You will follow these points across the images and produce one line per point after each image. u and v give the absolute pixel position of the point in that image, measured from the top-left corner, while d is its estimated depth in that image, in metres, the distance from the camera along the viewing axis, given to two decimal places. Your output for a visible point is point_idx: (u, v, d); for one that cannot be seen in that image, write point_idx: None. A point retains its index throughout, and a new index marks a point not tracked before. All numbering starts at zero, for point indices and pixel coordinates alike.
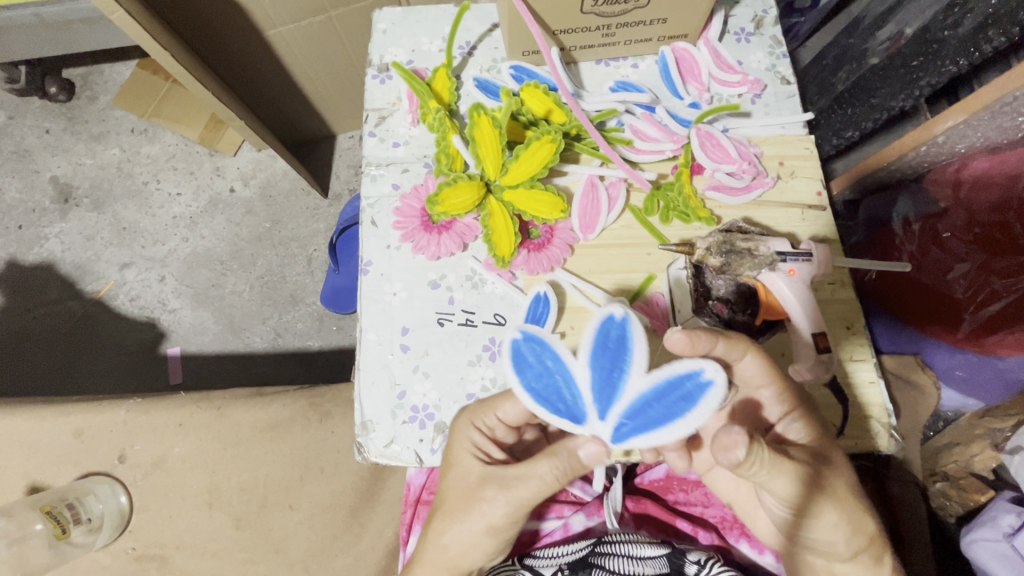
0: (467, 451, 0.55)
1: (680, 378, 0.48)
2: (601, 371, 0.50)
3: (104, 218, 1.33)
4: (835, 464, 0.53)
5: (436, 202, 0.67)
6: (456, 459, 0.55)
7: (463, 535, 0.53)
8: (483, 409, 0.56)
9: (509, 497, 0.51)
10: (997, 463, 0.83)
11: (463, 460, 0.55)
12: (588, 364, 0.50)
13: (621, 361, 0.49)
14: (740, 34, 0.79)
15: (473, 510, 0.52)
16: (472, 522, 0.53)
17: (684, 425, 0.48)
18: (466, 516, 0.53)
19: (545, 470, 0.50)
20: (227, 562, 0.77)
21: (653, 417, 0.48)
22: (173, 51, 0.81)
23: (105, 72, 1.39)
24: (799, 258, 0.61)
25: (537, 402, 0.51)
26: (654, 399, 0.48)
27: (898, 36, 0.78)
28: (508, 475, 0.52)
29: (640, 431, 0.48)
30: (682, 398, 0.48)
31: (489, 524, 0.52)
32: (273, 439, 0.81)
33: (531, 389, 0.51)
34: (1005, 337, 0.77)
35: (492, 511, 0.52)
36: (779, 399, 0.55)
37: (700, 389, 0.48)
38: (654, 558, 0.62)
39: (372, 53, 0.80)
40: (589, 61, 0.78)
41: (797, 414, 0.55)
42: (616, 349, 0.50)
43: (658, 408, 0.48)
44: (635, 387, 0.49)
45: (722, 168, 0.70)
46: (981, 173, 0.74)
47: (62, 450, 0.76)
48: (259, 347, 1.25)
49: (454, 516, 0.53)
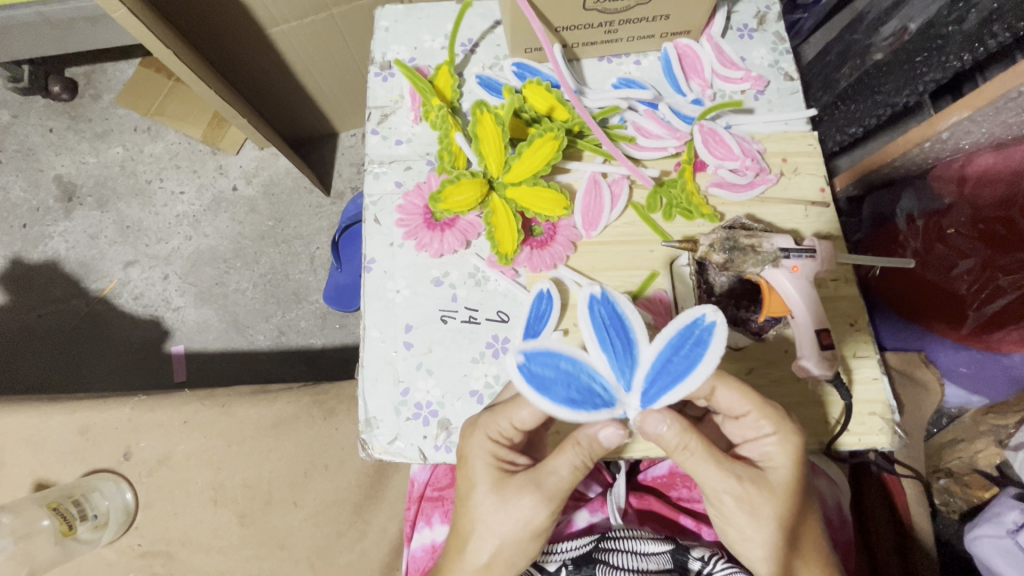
0: (486, 463, 0.54)
1: (685, 328, 0.51)
2: (612, 349, 0.52)
3: (108, 216, 1.34)
4: (794, 497, 0.52)
5: (439, 200, 0.66)
6: (476, 476, 0.54)
7: (506, 545, 0.52)
8: (492, 417, 0.54)
9: (546, 495, 0.51)
10: (1001, 459, 0.86)
11: (484, 473, 0.54)
12: (598, 348, 0.52)
13: (624, 333, 0.52)
14: (743, 30, 0.79)
15: (513, 516, 0.52)
16: (511, 529, 0.52)
17: (707, 367, 0.50)
18: (503, 523, 0.52)
19: (575, 456, 0.51)
20: (232, 558, 0.77)
21: (676, 370, 0.51)
22: (176, 49, 0.81)
23: (108, 71, 1.39)
24: (803, 255, 0.59)
25: (575, 407, 0.50)
26: (670, 353, 0.51)
27: (901, 31, 0.78)
28: (539, 474, 0.52)
29: (669, 386, 0.51)
30: (693, 345, 0.51)
31: (531, 528, 0.52)
32: (277, 435, 0.81)
33: (563, 399, 0.50)
34: (1010, 333, 0.77)
35: (533, 513, 0.51)
36: (757, 420, 0.52)
37: (707, 331, 0.51)
38: (657, 554, 0.62)
39: (374, 51, 0.80)
40: (591, 58, 0.78)
41: (778, 442, 0.52)
42: (615, 325, 0.52)
43: (677, 360, 0.51)
44: (646, 351, 0.51)
45: (725, 165, 0.70)
46: (986, 169, 0.74)
47: (67, 448, 0.77)
48: (262, 345, 1.26)
49: (490, 527, 0.52)
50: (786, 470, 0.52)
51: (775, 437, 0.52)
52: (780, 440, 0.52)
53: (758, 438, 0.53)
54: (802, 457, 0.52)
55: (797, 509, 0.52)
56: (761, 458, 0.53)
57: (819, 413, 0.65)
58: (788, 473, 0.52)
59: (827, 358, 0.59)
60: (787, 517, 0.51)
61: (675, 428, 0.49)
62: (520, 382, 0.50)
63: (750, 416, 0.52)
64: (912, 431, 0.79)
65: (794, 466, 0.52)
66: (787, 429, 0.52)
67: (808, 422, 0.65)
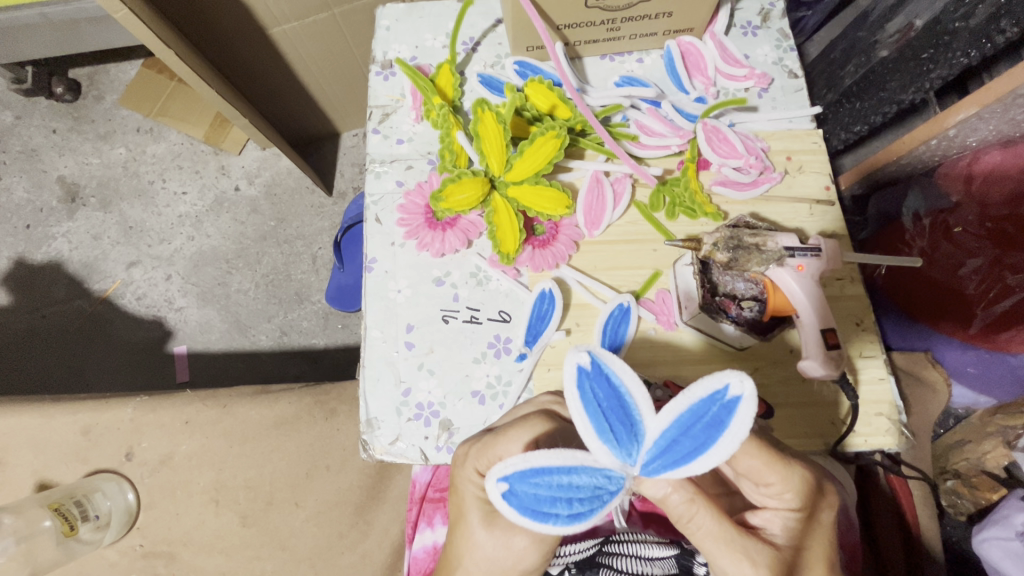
0: (475, 496, 0.52)
1: (700, 404, 0.40)
2: (610, 435, 0.41)
3: (111, 217, 1.34)
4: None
5: (441, 199, 0.65)
6: (467, 508, 0.52)
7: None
8: (482, 456, 0.51)
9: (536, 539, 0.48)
10: (1009, 461, 0.84)
11: (473, 507, 0.52)
12: (597, 440, 0.41)
13: (624, 412, 0.41)
14: (747, 28, 0.78)
15: (500, 554, 0.50)
16: (498, 566, 0.50)
17: (723, 451, 0.40)
18: (490, 559, 0.50)
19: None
20: (234, 559, 0.77)
21: (684, 452, 0.41)
22: (177, 50, 0.80)
23: (110, 72, 1.39)
24: (807, 254, 0.57)
25: (581, 518, 0.41)
26: (678, 433, 0.41)
27: (908, 28, 0.76)
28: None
29: (675, 469, 0.41)
30: (707, 424, 0.40)
31: (518, 568, 0.49)
32: (279, 436, 0.81)
33: (566, 514, 0.41)
34: (1018, 334, 0.76)
35: (523, 554, 0.49)
36: (782, 492, 0.48)
37: (727, 408, 0.40)
38: (662, 559, 0.61)
39: (375, 50, 0.79)
40: (594, 56, 0.78)
41: (797, 517, 0.49)
42: (612, 405, 0.41)
43: (687, 441, 0.41)
44: (650, 428, 0.41)
45: (729, 163, 0.69)
46: (993, 167, 0.73)
47: (70, 448, 0.77)
48: (265, 345, 1.26)
49: (478, 561, 0.51)
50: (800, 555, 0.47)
51: (795, 513, 0.48)
52: (800, 516, 0.49)
53: (775, 509, 0.49)
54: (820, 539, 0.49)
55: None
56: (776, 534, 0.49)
57: (824, 413, 0.64)
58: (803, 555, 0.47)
59: (833, 359, 0.57)
60: None
61: (682, 495, 0.44)
62: (511, 511, 0.41)
63: (773, 486, 0.48)
64: (919, 432, 0.78)
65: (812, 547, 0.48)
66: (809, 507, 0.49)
67: (814, 423, 0.64)
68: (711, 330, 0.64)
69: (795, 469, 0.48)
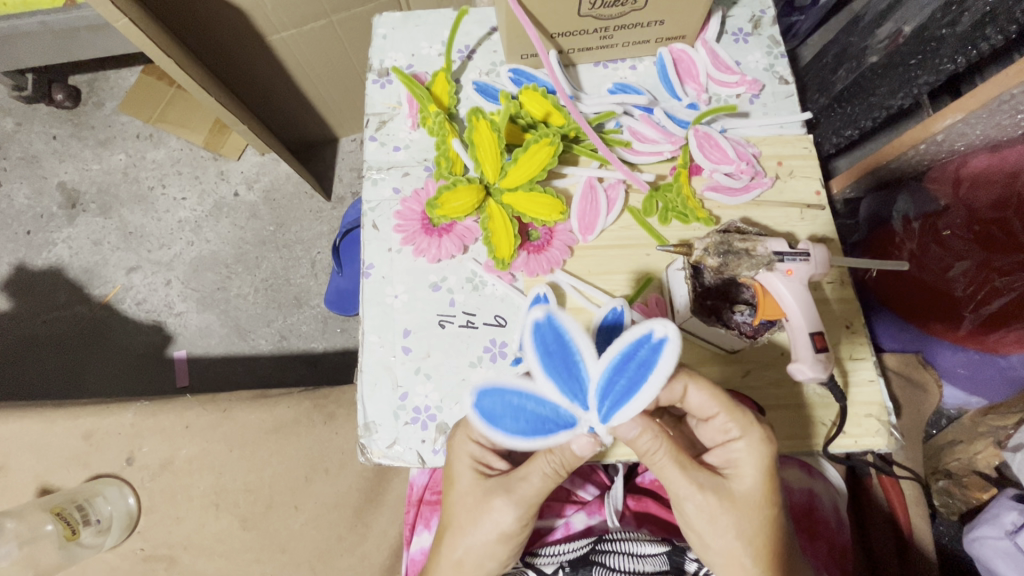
0: (467, 466, 0.54)
1: (632, 347, 0.49)
2: (557, 373, 0.50)
3: (111, 223, 1.35)
4: (757, 505, 0.50)
5: (436, 205, 0.67)
6: (455, 474, 0.55)
7: (476, 545, 0.53)
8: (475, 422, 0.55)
9: (516, 500, 0.51)
10: (999, 460, 0.86)
11: (462, 472, 0.54)
12: (543, 376, 0.50)
13: (569, 357, 0.50)
14: (738, 35, 0.79)
15: (481, 516, 0.52)
16: (481, 530, 0.52)
17: (654, 386, 0.49)
18: (472, 522, 0.53)
19: (545, 464, 0.50)
20: (234, 562, 0.78)
21: (623, 389, 0.49)
22: (176, 58, 0.82)
23: (110, 79, 1.40)
24: (796, 258, 0.58)
25: (526, 437, 0.51)
26: (615, 373, 0.50)
27: (896, 34, 0.77)
28: (511, 480, 0.52)
29: (618, 405, 0.49)
30: (640, 365, 0.49)
31: (499, 531, 0.52)
32: (279, 439, 0.82)
33: (514, 429, 0.51)
34: (1008, 333, 0.77)
35: (501, 517, 0.51)
36: (728, 426, 0.51)
37: (655, 349, 0.49)
38: (654, 556, 0.62)
39: (372, 58, 0.80)
40: (588, 64, 0.79)
41: (747, 447, 0.51)
42: (558, 348, 0.51)
43: (623, 380, 0.49)
44: (592, 371, 0.50)
45: (720, 169, 0.70)
46: (981, 171, 0.74)
47: (72, 453, 0.78)
48: (264, 349, 1.26)
49: (462, 526, 0.53)
50: (750, 479, 0.51)
51: (741, 442, 0.51)
52: (746, 446, 0.51)
53: (725, 443, 0.52)
54: (769, 469, 0.51)
55: (767, 519, 0.50)
56: (728, 464, 0.52)
57: (812, 415, 0.65)
58: (756, 481, 0.51)
59: (821, 361, 0.58)
60: (750, 529, 0.50)
61: (650, 433, 0.49)
62: (472, 418, 0.51)
63: (718, 418, 0.52)
64: (910, 432, 0.79)
65: (766, 473, 0.51)
66: (753, 433, 0.51)
67: (804, 424, 0.65)
68: (703, 334, 0.64)
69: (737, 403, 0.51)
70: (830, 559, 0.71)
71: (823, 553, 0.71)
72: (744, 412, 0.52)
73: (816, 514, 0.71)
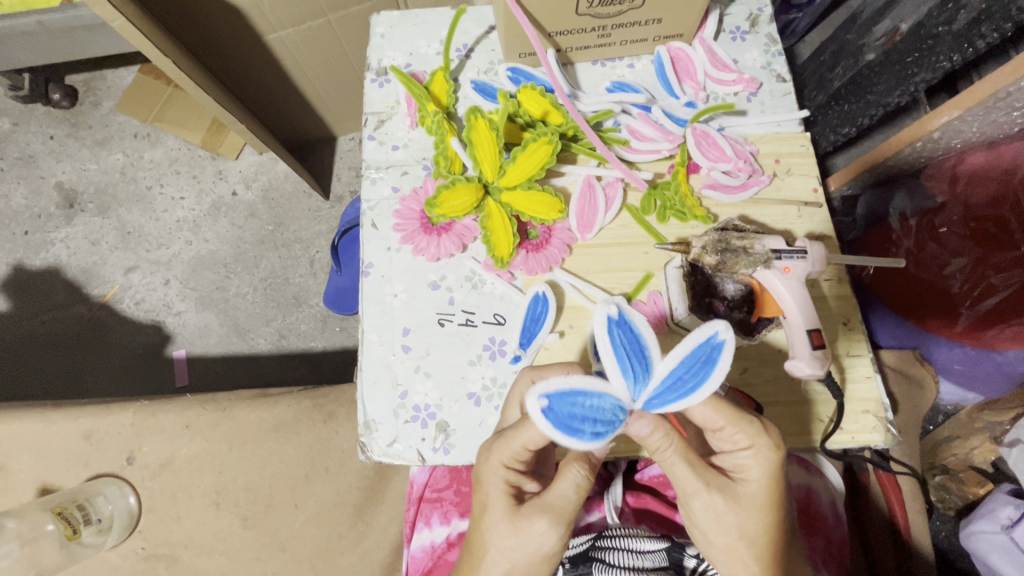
0: (500, 490, 0.52)
1: (696, 347, 0.48)
2: (628, 373, 0.47)
3: (109, 223, 1.35)
4: (761, 507, 0.51)
5: (435, 205, 0.67)
6: (488, 503, 0.53)
7: (517, 569, 0.51)
8: (502, 445, 0.52)
9: (557, 518, 0.51)
10: (996, 456, 0.85)
11: (496, 499, 0.52)
12: (617, 374, 0.47)
13: (641, 354, 0.48)
14: (735, 33, 0.80)
15: (522, 541, 0.51)
16: (523, 554, 0.51)
17: (712, 384, 0.48)
18: (513, 547, 0.51)
19: (576, 473, 0.51)
20: (235, 560, 0.78)
21: (686, 387, 0.48)
22: (174, 57, 0.82)
23: (107, 78, 1.40)
24: (794, 256, 0.58)
25: (601, 438, 0.46)
26: (683, 371, 0.48)
27: (892, 32, 0.78)
28: (548, 499, 0.51)
29: (678, 402, 0.48)
30: (703, 363, 0.48)
31: (541, 553, 0.51)
32: (279, 438, 0.82)
33: (592, 433, 0.46)
34: (1003, 330, 0.77)
35: (544, 538, 0.50)
36: (735, 435, 0.51)
37: (717, 349, 0.48)
38: (653, 551, 0.63)
39: (370, 57, 0.81)
40: (585, 62, 0.79)
41: (754, 455, 0.51)
42: (632, 346, 0.48)
43: (688, 377, 0.48)
44: (660, 369, 0.48)
45: (718, 167, 0.70)
46: (978, 167, 0.74)
47: (72, 453, 0.78)
48: (263, 349, 1.27)
49: (501, 553, 0.51)
50: (756, 484, 0.51)
51: (749, 451, 0.51)
52: (754, 454, 0.51)
53: (732, 450, 0.52)
54: (775, 476, 0.51)
55: (772, 521, 0.51)
56: (735, 469, 0.52)
57: (811, 412, 0.66)
58: (761, 486, 0.51)
59: (819, 358, 0.58)
60: (754, 530, 0.50)
61: (661, 431, 0.48)
62: (548, 426, 0.45)
63: (726, 428, 0.51)
64: (907, 428, 0.80)
65: (773, 477, 0.51)
66: (762, 443, 0.51)
67: (802, 421, 0.66)
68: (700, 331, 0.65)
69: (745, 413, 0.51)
70: (828, 554, 0.71)
71: (821, 551, 0.71)
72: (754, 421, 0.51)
73: (814, 510, 0.72)
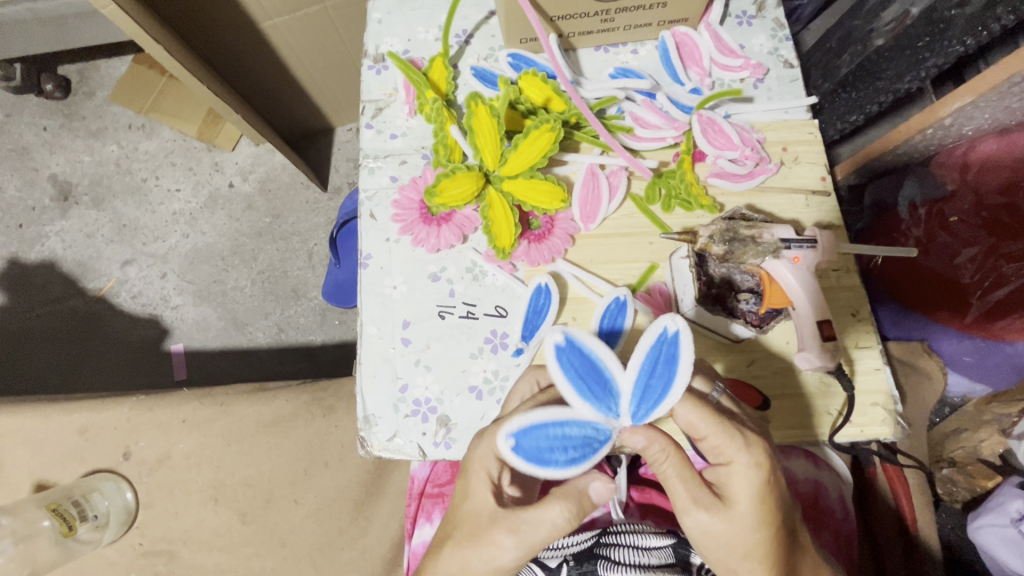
0: (483, 486, 0.51)
1: (653, 349, 0.48)
2: (590, 395, 0.49)
3: (104, 215, 1.33)
4: (750, 526, 0.48)
5: (435, 194, 0.65)
6: (470, 493, 0.51)
7: (467, 569, 0.50)
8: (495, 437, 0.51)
9: (522, 540, 0.49)
10: (1004, 448, 0.83)
11: (478, 492, 0.51)
12: (578, 400, 0.48)
13: (599, 374, 0.49)
14: (741, 17, 0.78)
15: (483, 546, 0.49)
16: (477, 558, 0.50)
17: (684, 379, 0.48)
18: (472, 547, 0.50)
19: (557, 513, 0.49)
20: (234, 556, 0.77)
21: (657, 392, 0.48)
22: (167, 44, 0.80)
23: (101, 68, 1.38)
24: (803, 245, 0.57)
25: (578, 462, 0.49)
26: (647, 377, 0.48)
27: (903, 16, 0.75)
28: (520, 516, 0.49)
29: (655, 408, 0.48)
30: (666, 363, 0.48)
31: (495, 564, 0.50)
32: (277, 433, 0.81)
33: (565, 458, 0.49)
34: (1015, 321, 0.76)
35: (502, 552, 0.49)
36: (720, 448, 0.49)
37: (674, 344, 0.48)
38: (659, 548, 0.62)
39: (367, 43, 0.79)
40: (588, 48, 0.77)
41: (738, 470, 0.48)
42: (586, 367, 0.49)
43: (656, 381, 0.48)
44: (622, 383, 0.49)
45: (724, 155, 0.69)
46: (989, 155, 0.73)
47: (67, 448, 0.76)
48: (262, 342, 1.25)
49: (462, 548, 0.50)
50: (745, 503, 0.48)
51: (732, 465, 0.48)
52: (738, 469, 0.48)
53: (719, 462, 0.50)
54: (763, 493, 0.48)
55: (765, 540, 0.49)
56: (724, 484, 0.49)
57: (818, 406, 0.64)
58: (750, 505, 0.48)
59: (829, 349, 0.57)
60: (746, 546, 0.49)
61: (658, 446, 0.48)
62: (520, 463, 0.48)
63: (710, 440, 0.49)
64: (914, 421, 0.79)
65: (763, 496, 0.48)
66: (745, 457, 0.48)
67: (808, 414, 0.64)
68: (705, 322, 0.64)
69: (731, 425, 0.48)
70: (835, 547, 0.71)
71: (830, 544, 0.71)
72: (741, 435, 0.48)
73: (821, 505, 0.71)
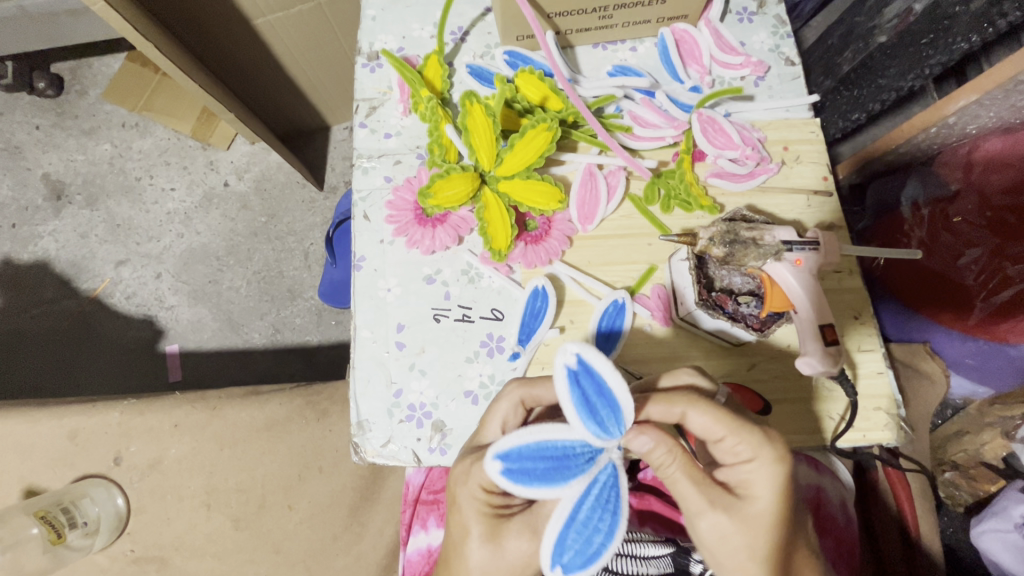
0: (479, 510, 0.49)
1: (577, 393, 0.44)
2: (566, 477, 0.45)
3: (97, 215, 1.31)
4: (767, 525, 0.47)
5: (429, 195, 0.64)
6: (467, 524, 0.49)
7: None
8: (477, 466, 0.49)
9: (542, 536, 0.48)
10: (1007, 452, 0.83)
11: (475, 521, 0.49)
12: (563, 490, 0.45)
13: (555, 458, 0.45)
14: (742, 14, 0.76)
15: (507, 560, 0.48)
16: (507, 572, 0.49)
17: (620, 388, 0.44)
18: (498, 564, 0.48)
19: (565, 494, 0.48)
20: (227, 563, 0.76)
21: (607, 417, 0.45)
22: (158, 42, 0.78)
23: (94, 65, 1.36)
24: (805, 248, 0.55)
25: (616, 525, 0.46)
26: (591, 416, 0.44)
27: (905, 13, 0.74)
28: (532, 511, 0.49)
29: (619, 425, 0.45)
30: (596, 391, 0.45)
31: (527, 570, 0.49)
32: (270, 437, 0.80)
33: (603, 534, 0.46)
34: (1017, 324, 0.73)
35: (529, 556, 0.48)
36: (738, 447, 0.47)
37: (588, 371, 0.44)
38: (657, 557, 0.61)
39: (361, 41, 0.77)
40: (586, 45, 0.76)
41: (757, 469, 0.47)
42: (543, 464, 0.45)
43: (602, 410, 0.44)
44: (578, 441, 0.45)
45: (724, 155, 0.67)
46: (994, 154, 0.72)
47: (56, 454, 0.75)
48: (258, 343, 1.24)
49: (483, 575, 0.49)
50: (764, 501, 0.47)
51: (751, 464, 0.47)
52: (758, 468, 0.47)
53: (735, 463, 0.48)
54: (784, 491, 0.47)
55: (782, 541, 0.47)
56: (740, 484, 0.48)
57: (820, 411, 0.63)
58: (771, 501, 0.47)
59: (831, 354, 0.55)
60: (762, 549, 0.47)
61: (665, 447, 0.46)
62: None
63: (727, 440, 0.48)
64: (917, 424, 0.77)
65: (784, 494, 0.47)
66: (765, 455, 0.47)
67: (809, 419, 0.63)
68: (704, 325, 0.63)
69: (749, 423, 0.47)
70: (838, 553, 0.70)
71: (832, 552, 0.69)
72: (758, 432, 0.47)
73: (823, 510, 0.70)
